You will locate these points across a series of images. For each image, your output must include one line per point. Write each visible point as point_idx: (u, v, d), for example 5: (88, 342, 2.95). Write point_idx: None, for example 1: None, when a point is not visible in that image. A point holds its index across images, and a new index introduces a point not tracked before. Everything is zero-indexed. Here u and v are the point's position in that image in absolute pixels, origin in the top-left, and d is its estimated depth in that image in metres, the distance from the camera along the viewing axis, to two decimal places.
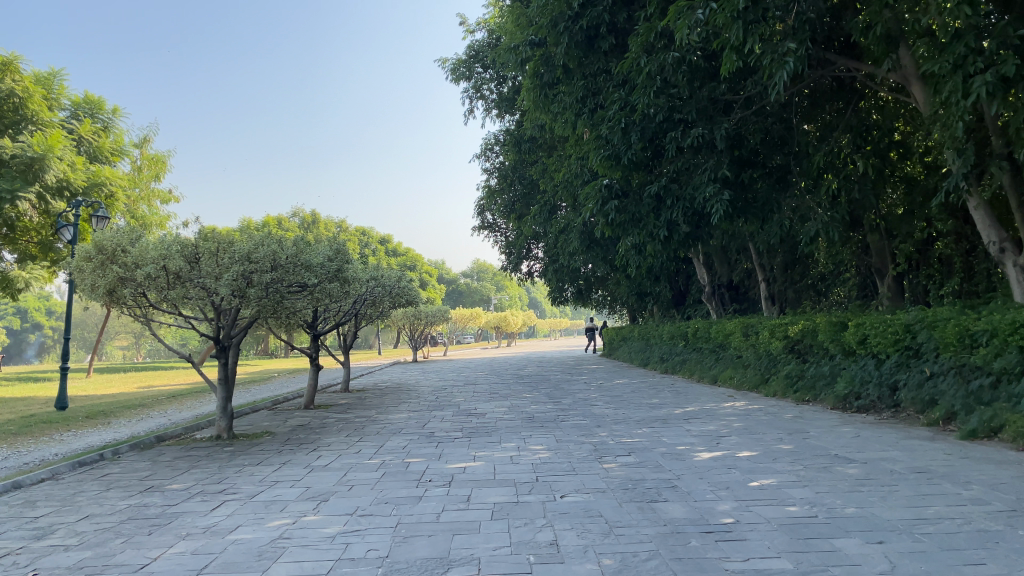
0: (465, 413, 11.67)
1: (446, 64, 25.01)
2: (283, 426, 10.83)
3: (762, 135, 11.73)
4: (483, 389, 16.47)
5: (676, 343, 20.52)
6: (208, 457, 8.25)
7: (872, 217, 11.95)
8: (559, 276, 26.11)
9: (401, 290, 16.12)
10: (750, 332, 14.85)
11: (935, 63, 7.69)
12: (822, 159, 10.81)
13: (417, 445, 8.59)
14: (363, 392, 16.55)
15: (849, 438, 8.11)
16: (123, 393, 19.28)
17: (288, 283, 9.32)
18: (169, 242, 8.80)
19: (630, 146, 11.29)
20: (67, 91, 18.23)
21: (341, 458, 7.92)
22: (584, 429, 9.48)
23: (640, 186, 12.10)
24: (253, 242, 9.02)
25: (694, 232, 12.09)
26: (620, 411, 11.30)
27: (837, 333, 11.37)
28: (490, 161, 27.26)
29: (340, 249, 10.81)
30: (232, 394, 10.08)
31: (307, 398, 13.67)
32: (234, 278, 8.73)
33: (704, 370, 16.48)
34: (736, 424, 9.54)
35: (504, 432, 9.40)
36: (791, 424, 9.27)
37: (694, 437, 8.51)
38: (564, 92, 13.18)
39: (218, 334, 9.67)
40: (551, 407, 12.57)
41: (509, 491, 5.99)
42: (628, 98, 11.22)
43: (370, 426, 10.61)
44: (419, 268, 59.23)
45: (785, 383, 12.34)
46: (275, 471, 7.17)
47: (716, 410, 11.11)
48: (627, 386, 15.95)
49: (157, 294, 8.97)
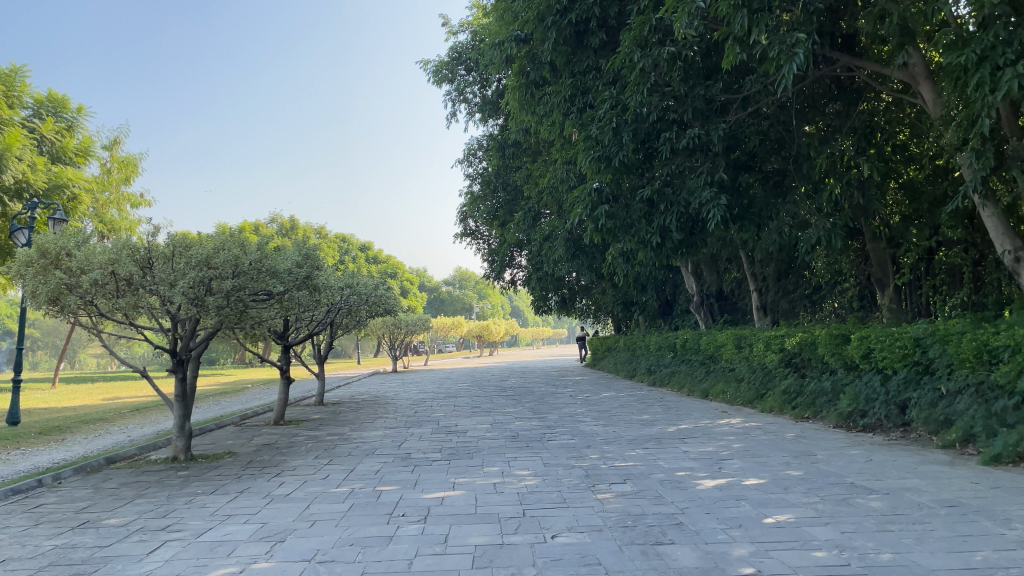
0: (445, 431, 10.93)
1: (429, 66, 24.31)
2: (247, 446, 10.05)
3: (760, 136, 11.13)
4: (463, 402, 15.73)
5: (663, 354, 19.91)
6: (157, 483, 7.46)
7: (874, 225, 11.34)
8: (543, 284, 25.46)
9: (378, 298, 15.40)
10: (743, 344, 14.24)
11: (959, 56, 7.15)
12: (825, 162, 10.20)
13: (391, 469, 7.84)
14: (338, 406, 15.78)
15: (861, 463, 7.46)
16: (85, 406, 18.37)
17: (252, 291, 8.62)
18: (119, 246, 8.05)
19: (622, 147, 10.65)
20: (28, 88, 17.34)
21: (305, 485, 7.15)
22: (572, 450, 8.77)
23: (631, 190, 11.47)
24: (212, 245, 8.30)
25: (687, 238, 11.47)
26: (610, 429, 10.59)
27: (837, 346, 10.74)
28: (472, 166, 26.58)
29: (308, 254, 10.15)
30: (190, 411, 9.29)
31: (278, 413, 12.88)
32: (191, 285, 7.98)
33: (694, 384, 15.85)
34: (735, 445, 8.87)
35: (487, 453, 8.69)
36: (795, 446, 8.61)
37: (692, 461, 7.83)
38: (551, 92, 12.55)
39: (175, 346, 8.89)
40: (536, 423, 11.87)
41: (493, 529, 5.26)
42: (620, 96, 10.61)
43: (341, 446, 9.84)
44: (400, 276, 58.33)
45: (783, 399, 11.70)
46: (229, 503, 6.40)
47: (711, 428, 10.43)
48: (614, 400, 15.30)
49: (107, 302, 8.21)
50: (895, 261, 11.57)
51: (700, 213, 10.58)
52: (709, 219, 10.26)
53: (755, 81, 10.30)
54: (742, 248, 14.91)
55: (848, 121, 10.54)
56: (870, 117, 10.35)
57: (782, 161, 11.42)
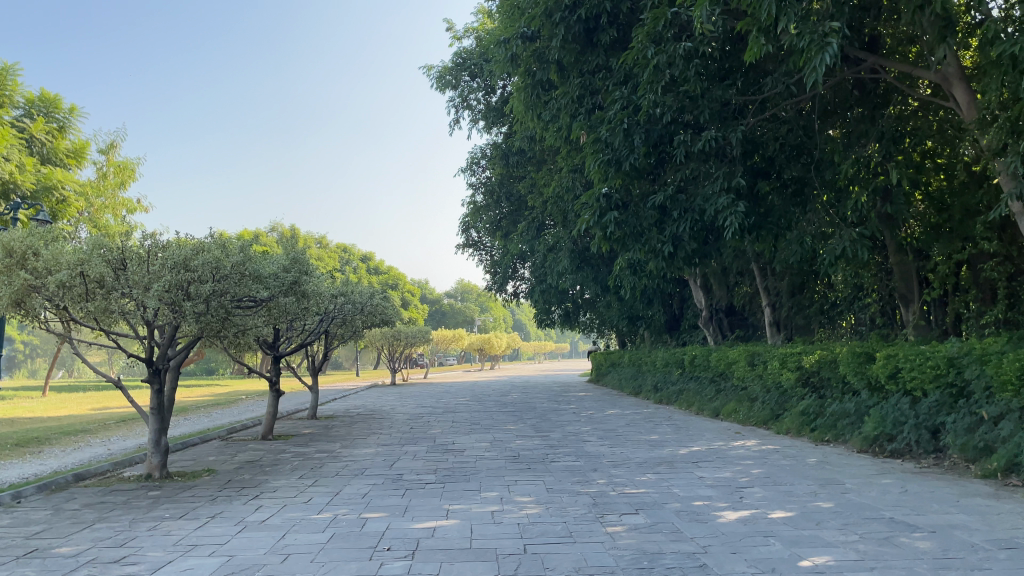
0: (442, 449, 10.26)
1: (432, 71, 23.72)
2: (229, 463, 9.38)
3: (780, 142, 10.55)
4: (462, 418, 15.05)
5: (670, 371, 19.23)
6: (123, 505, 6.80)
7: (901, 236, 10.66)
8: (546, 297, 24.87)
9: (374, 307, 14.74)
10: (756, 362, 13.59)
11: (1013, 45, 6.53)
12: (851, 168, 9.62)
13: (380, 493, 7.16)
14: (331, 420, 15.10)
15: (896, 494, 6.79)
16: (70, 417, 17.67)
17: (234, 296, 7.99)
18: (89, 245, 7.43)
19: (633, 151, 10.07)
20: (19, 87, 16.70)
21: (285, 509, 6.48)
22: (577, 473, 8.09)
23: (642, 196, 10.87)
24: (191, 246, 7.69)
25: (701, 248, 10.83)
26: (617, 450, 9.91)
27: (860, 364, 10.09)
28: (476, 176, 25.97)
29: (296, 259, 9.54)
30: (167, 425, 8.63)
31: (266, 428, 12.20)
32: (166, 288, 7.35)
33: (703, 403, 15.17)
34: (754, 470, 8.19)
35: (485, 476, 8.02)
36: (820, 473, 7.92)
37: (709, 488, 7.16)
38: (559, 93, 11.94)
39: (151, 355, 8.24)
40: (538, 442, 11.20)
41: (489, 569, 4.59)
42: (632, 97, 10.04)
43: (329, 465, 9.18)
44: (401, 287, 57.62)
45: (800, 421, 11.01)
46: (197, 531, 5.74)
47: (726, 451, 9.77)
48: (620, 418, 14.64)
49: (77, 307, 7.59)
50: (920, 275, 10.91)
51: (716, 221, 9.96)
52: (726, 227, 9.63)
53: (776, 80, 9.75)
54: (756, 261, 14.33)
55: (875, 126, 9.96)
56: (899, 120, 9.77)
57: (803, 169, 10.84)
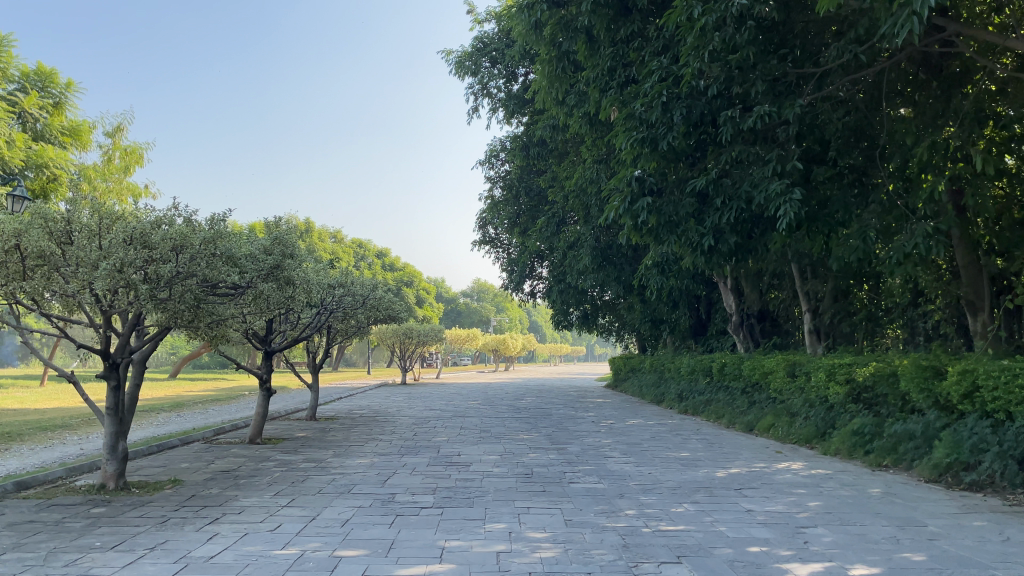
0: (444, 462, 9.05)
1: (451, 57, 22.49)
2: (202, 472, 8.20)
3: (838, 124, 9.31)
4: (472, 424, 13.85)
5: (696, 379, 17.93)
6: (51, 528, 5.64)
7: (978, 234, 9.30)
8: (564, 298, 23.62)
9: (378, 300, 13.52)
10: (798, 373, 12.29)
11: None
12: (925, 152, 8.34)
13: (364, 521, 5.93)
14: (329, 423, 13.94)
15: (999, 543, 5.49)
16: (54, 411, 16.53)
17: (204, 280, 6.83)
18: (30, 215, 6.34)
19: (672, 129, 8.83)
20: (8, 55, 14.30)
21: (243, 541, 5.26)
22: (601, 500, 6.83)
23: (679, 182, 9.62)
24: (149, 219, 6.55)
25: (745, 243, 9.52)
26: (644, 470, 8.65)
27: (926, 380, 8.77)
28: (494, 169, 24.71)
29: (277, 239, 8.43)
30: (125, 428, 7.49)
31: (253, 431, 11.03)
32: (117, 267, 6.21)
33: (735, 416, 13.89)
34: (811, 503, 6.91)
35: (492, 499, 6.78)
36: (892, 511, 6.63)
37: (763, 527, 5.88)
38: (586, 68, 10.72)
39: (108, 347, 7.09)
40: (554, 455, 9.98)
41: None
42: (673, 67, 8.88)
43: (314, 478, 7.98)
44: (417, 284, 56.32)
45: (852, 442, 9.70)
46: (121, 571, 4.53)
47: (771, 475, 8.51)
48: (644, 430, 13.37)
49: (15, 291, 6.48)
50: (991, 280, 9.56)
51: (766, 211, 8.67)
52: (779, 218, 8.34)
53: (841, 48, 8.49)
54: (797, 261, 13.04)
55: (953, 105, 8.68)
56: (979, 100, 8.50)
57: (862, 155, 9.56)
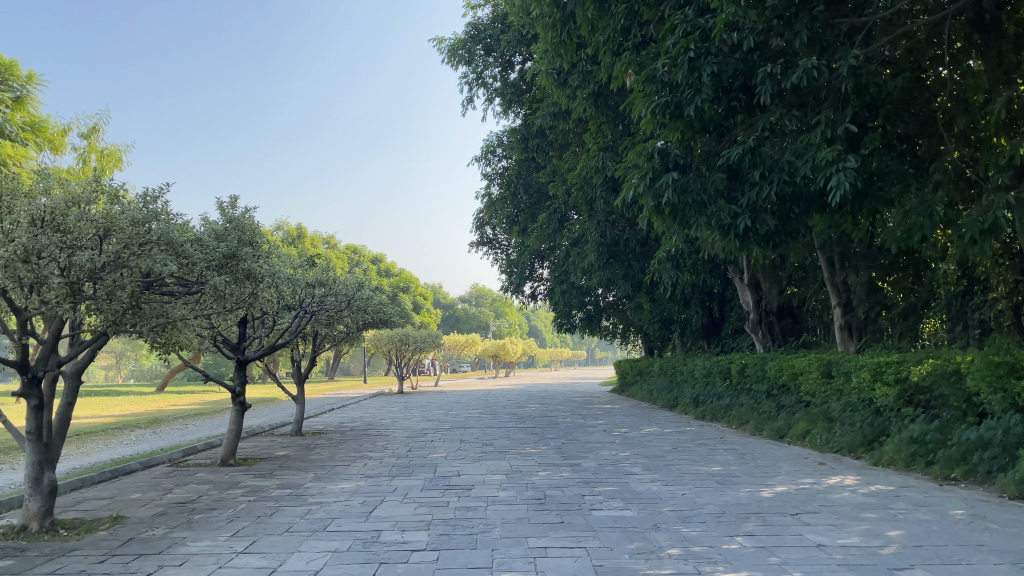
0: (441, 486, 7.74)
1: (443, 45, 21.17)
2: (153, 505, 6.90)
3: (889, 85, 8.08)
4: (472, 437, 12.55)
5: (712, 382, 16.65)
6: None
7: None
8: (568, 298, 22.31)
9: (365, 302, 12.16)
10: (834, 374, 10.99)
11: None
12: (1002, 108, 7.12)
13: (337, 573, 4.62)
14: (316, 438, 12.64)
15: None
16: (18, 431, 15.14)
17: (138, 274, 5.54)
18: None
19: (700, 91, 7.59)
20: None
21: None
22: (634, 535, 5.54)
23: (706, 157, 8.35)
24: (66, 197, 5.31)
25: (783, 224, 8.25)
26: (676, 491, 7.34)
27: (999, 378, 7.41)
28: (491, 166, 23.36)
29: (234, 224, 7.15)
30: (53, 455, 6.19)
31: (225, 452, 9.70)
32: (21, 257, 4.93)
33: (762, 422, 12.62)
34: (891, 533, 5.63)
35: (499, 538, 5.48)
36: (996, 542, 5.34)
37: (847, 571, 4.59)
38: (595, 32, 9.44)
39: (26, 358, 5.78)
40: (568, 473, 8.70)
41: None
42: (699, 19, 7.67)
43: (287, 510, 6.70)
44: (414, 290, 54.95)
45: (912, 451, 8.44)
46: None
47: (826, 494, 7.23)
48: (663, 440, 12.10)
49: None
50: None
51: (813, 184, 7.41)
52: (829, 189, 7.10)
53: None
54: (826, 250, 11.76)
55: None
56: None
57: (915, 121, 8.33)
